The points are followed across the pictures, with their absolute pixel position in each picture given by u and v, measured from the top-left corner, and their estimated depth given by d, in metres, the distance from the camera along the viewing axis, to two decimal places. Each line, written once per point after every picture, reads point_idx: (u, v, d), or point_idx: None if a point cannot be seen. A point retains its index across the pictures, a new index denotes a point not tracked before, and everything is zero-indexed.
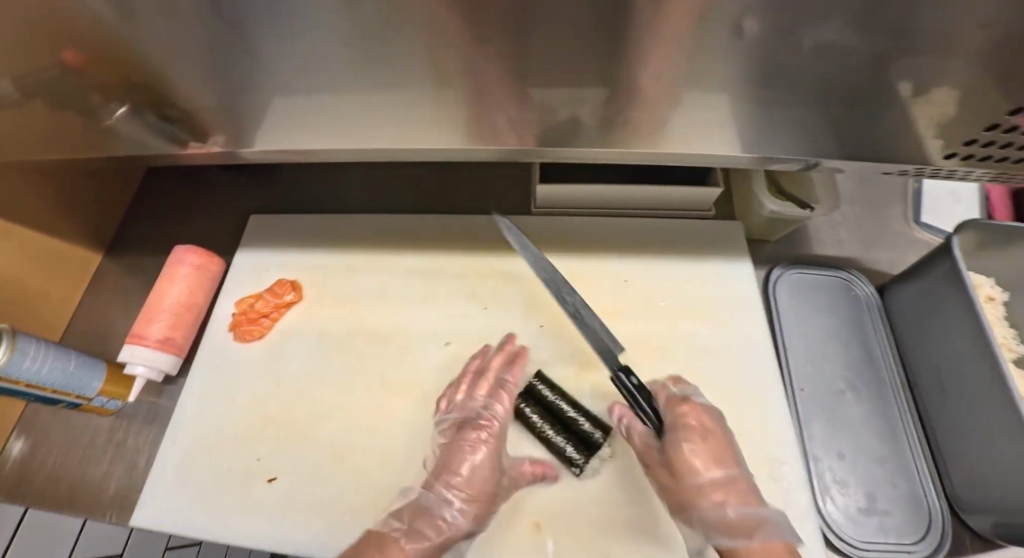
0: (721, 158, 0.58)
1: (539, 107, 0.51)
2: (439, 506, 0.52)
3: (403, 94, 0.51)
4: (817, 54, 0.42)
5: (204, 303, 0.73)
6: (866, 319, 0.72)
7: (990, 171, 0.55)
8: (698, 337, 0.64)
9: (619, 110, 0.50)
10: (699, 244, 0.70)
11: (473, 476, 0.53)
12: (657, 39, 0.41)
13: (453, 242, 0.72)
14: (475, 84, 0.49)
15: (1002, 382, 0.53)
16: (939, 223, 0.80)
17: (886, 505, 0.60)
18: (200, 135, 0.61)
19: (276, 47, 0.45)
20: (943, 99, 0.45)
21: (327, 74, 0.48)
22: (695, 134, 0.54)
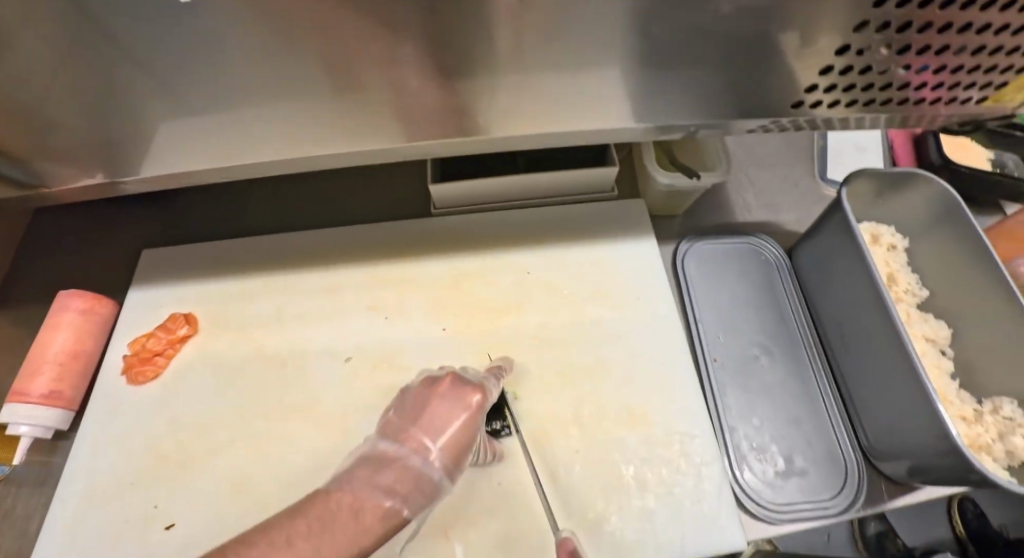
0: (599, 131, 0.55)
1: (421, 100, 0.49)
2: (380, 493, 0.45)
3: (290, 93, 0.48)
4: (702, 8, 0.41)
5: (95, 349, 0.69)
6: (777, 279, 0.70)
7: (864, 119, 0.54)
8: (602, 323, 0.63)
9: (504, 95, 0.49)
10: (600, 228, 0.69)
11: (429, 463, 0.48)
12: (529, 15, 0.40)
13: (353, 253, 0.70)
14: (350, 78, 0.46)
15: (898, 333, 0.54)
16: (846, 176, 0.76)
17: (804, 464, 0.61)
18: (79, 167, 0.57)
19: (137, 43, 0.42)
20: (828, 45, 0.45)
21: (194, 73, 0.45)
22: (578, 108, 0.51)
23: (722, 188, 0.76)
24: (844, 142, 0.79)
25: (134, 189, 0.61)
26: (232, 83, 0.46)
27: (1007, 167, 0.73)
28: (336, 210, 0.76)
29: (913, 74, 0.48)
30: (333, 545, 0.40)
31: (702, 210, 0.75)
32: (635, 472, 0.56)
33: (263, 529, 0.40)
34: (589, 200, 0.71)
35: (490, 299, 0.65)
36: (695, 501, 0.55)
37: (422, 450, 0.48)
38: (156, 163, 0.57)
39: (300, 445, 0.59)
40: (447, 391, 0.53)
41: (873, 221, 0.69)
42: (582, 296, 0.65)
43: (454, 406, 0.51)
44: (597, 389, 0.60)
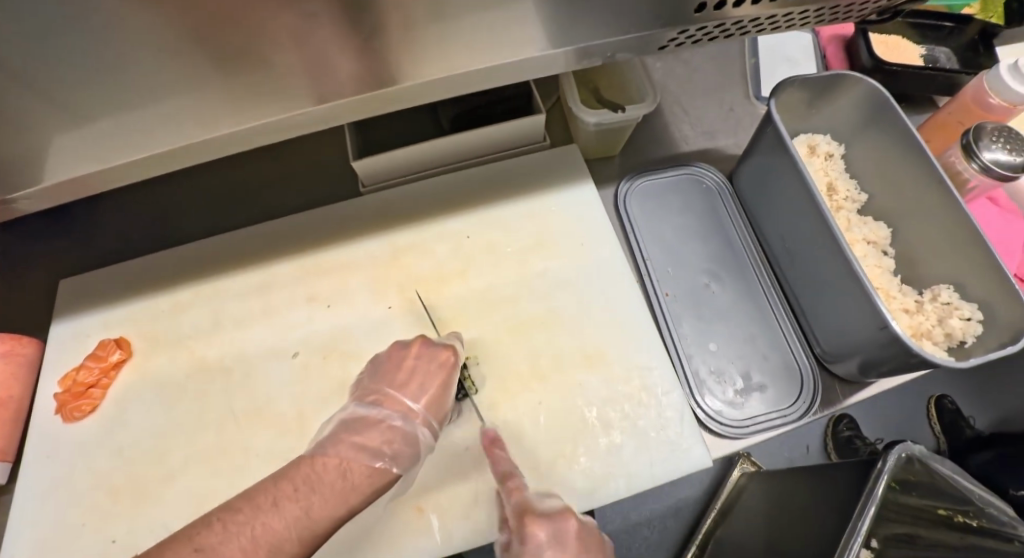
0: (515, 63, 0.53)
1: (324, 59, 0.47)
2: (366, 456, 0.46)
3: (180, 73, 0.44)
4: None
5: (25, 393, 0.64)
6: (720, 205, 0.70)
7: (771, 15, 0.54)
8: (549, 274, 0.62)
9: (410, 40, 0.47)
10: (535, 180, 0.67)
11: (410, 423, 0.49)
12: None
13: (284, 246, 0.66)
14: (243, 47, 0.43)
15: (835, 235, 0.55)
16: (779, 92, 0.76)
17: (762, 378, 0.62)
18: None
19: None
20: None
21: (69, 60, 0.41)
22: (491, 40, 0.50)
23: (658, 121, 0.74)
24: (775, 58, 0.79)
25: (34, 205, 0.57)
26: (100, 68, 0.42)
27: (938, 62, 0.75)
28: (263, 203, 0.72)
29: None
30: (321, 506, 0.41)
31: (636, 146, 0.73)
32: (599, 413, 0.56)
33: (247, 493, 0.42)
34: (522, 152, 0.69)
35: (431, 271, 0.63)
36: (661, 430, 0.55)
37: (400, 414, 0.50)
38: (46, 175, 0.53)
39: (257, 451, 0.57)
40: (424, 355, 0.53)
41: (811, 132, 0.69)
42: (525, 250, 0.63)
43: (428, 369, 0.52)
44: (555, 341, 0.59)
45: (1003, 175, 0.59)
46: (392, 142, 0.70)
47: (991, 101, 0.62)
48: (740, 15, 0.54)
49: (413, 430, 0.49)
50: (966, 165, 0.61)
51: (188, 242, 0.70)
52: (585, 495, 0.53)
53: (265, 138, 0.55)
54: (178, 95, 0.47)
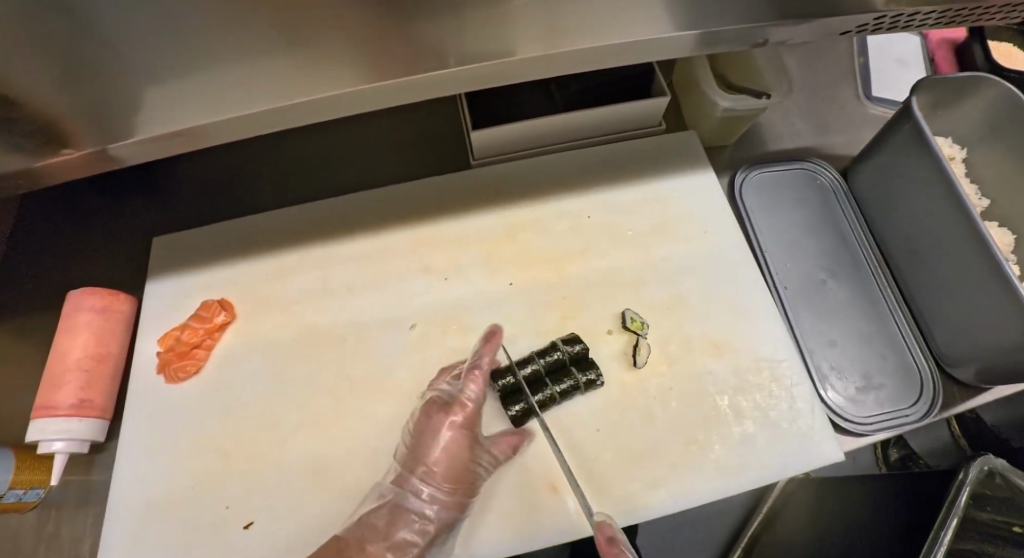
0: (656, 49, 0.51)
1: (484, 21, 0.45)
2: (415, 494, 0.48)
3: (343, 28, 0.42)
4: None
5: (118, 351, 0.62)
6: (835, 201, 0.69)
7: (931, 9, 0.53)
8: (671, 259, 0.61)
9: None
10: (654, 163, 0.66)
11: (451, 462, 0.49)
12: None
13: (392, 215, 0.64)
14: None
15: (982, 235, 0.53)
16: (890, 93, 0.76)
17: (881, 378, 0.61)
18: None
19: None
20: None
21: None
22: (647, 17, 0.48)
23: (769, 114, 0.74)
24: (885, 60, 0.78)
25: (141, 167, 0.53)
26: None
27: None
28: (366, 173, 0.70)
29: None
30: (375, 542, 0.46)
31: (747, 138, 0.72)
32: (730, 402, 0.54)
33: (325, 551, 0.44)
34: (638, 136, 0.68)
35: (551, 248, 0.61)
36: (791, 422, 0.54)
37: (444, 453, 0.50)
38: None
39: (376, 421, 0.55)
40: (437, 395, 0.52)
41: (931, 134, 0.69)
42: (647, 234, 0.62)
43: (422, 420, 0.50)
44: (680, 326, 0.57)
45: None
46: (506, 114, 0.67)
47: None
48: (902, 7, 0.52)
49: (451, 467, 0.49)
50: None
51: (286, 207, 0.68)
52: (719, 484, 0.51)
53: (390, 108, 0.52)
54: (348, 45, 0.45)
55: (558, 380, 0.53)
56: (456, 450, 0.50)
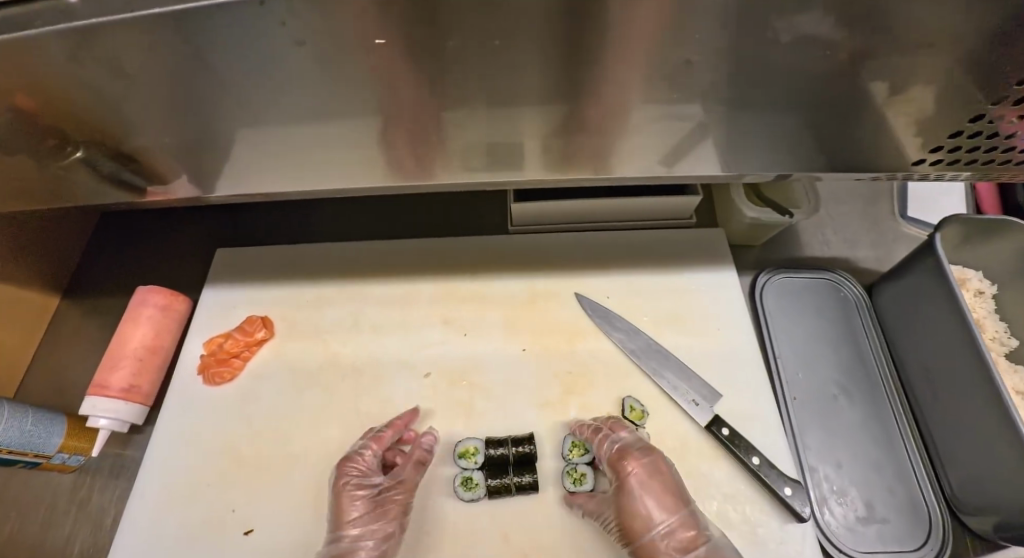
0: (690, 155, 0.54)
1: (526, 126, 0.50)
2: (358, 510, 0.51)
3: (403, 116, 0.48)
4: (826, 49, 0.41)
5: (169, 346, 0.69)
6: (857, 317, 0.69)
7: (967, 174, 0.56)
8: (681, 353, 0.62)
9: (610, 123, 0.49)
10: (679, 255, 0.68)
11: (397, 491, 0.53)
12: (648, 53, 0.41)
13: (427, 265, 0.70)
14: (472, 102, 0.46)
15: (995, 383, 0.52)
16: (926, 216, 0.77)
17: (884, 511, 0.58)
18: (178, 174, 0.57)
19: (254, 71, 0.42)
20: (920, 97, 0.46)
21: (310, 99, 0.45)
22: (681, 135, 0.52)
23: (800, 223, 0.76)
24: (928, 186, 0.79)
25: (213, 195, 0.60)
26: (331, 104, 0.46)
27: None
28: (411, 221, 0.76)
29: None
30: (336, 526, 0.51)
31: (775, 242, 0.74)
32: (717, 511, 0.54)
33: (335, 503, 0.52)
34: (668, 226, 0.71)
35: (565, 322, 0.64)
36: (779, 542, 0.52)
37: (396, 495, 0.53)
38: (243, 173, 0.57)
39: None
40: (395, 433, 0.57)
41: (961, 265, 0.68)
42: (661, 323, 0.64)
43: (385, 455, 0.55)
44: (677, 420, 0.58)
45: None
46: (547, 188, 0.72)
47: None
48: (935, 171, 0.56)
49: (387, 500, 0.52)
50: None
51: (336, 241, 0.75)
52: None
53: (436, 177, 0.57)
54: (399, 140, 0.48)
55: (580, 453, 0.56)
56: (398, 487, 0.53)
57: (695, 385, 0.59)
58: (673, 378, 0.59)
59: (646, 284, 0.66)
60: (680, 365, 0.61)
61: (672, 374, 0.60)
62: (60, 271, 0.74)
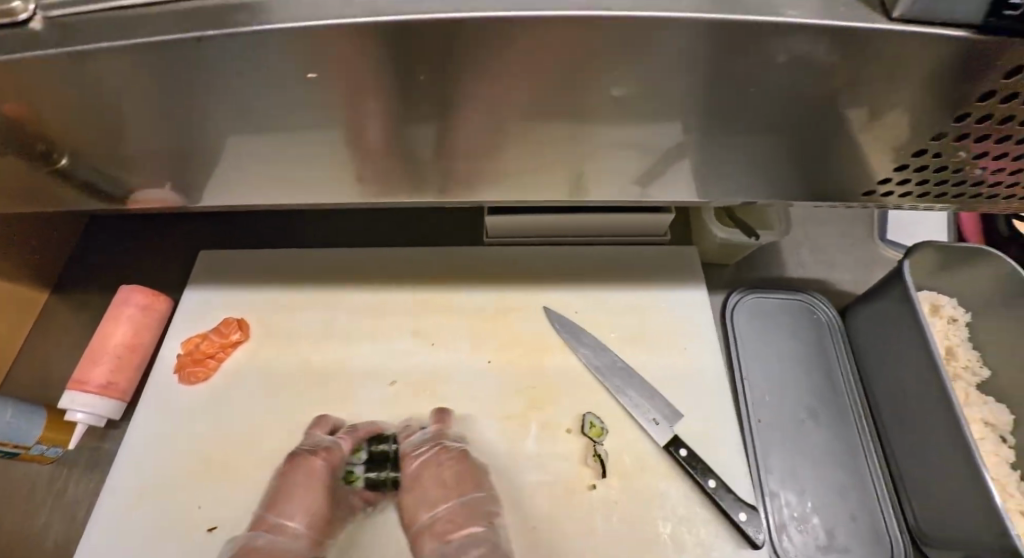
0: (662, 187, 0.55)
1: None
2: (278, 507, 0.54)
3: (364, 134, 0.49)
4: (780, 87, 0.40)
5: (149, 342, 0.71)
6: (829, 340, 0.68)
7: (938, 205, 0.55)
8: (645, 371, 0.62)
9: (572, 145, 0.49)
10: (650, 272, 0.69)
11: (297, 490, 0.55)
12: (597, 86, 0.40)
13: (401, 274, 0.71)
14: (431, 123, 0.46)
15: (957, 417, 0.51)
16: (906, 240, 0.76)
17: (846, 541, 0.57)
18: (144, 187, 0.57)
19: (203, 92, 0.42)
20: (895, 125, 0.43)
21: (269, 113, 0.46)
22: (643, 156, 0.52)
23: (778, 243, 0.76)
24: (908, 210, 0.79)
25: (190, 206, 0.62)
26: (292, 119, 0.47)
27: None
28: (392, 230, 0.78)
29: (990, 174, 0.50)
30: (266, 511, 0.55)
31: (752, 262, 0.74)
32: (671, 534, 0.54)
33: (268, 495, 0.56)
34: (642, 243, 0.71)
35: (532, 336, 0.65)
36: None
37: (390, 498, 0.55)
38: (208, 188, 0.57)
39: None
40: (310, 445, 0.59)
41: (935, 291, 0.68)
42: (628, 340, 0.64)
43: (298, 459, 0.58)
44: (637, 438, 0.59)
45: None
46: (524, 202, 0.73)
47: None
48: (911, 204, 0.55)
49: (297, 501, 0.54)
50: None
51: (317, 247, 0.76)
52: None
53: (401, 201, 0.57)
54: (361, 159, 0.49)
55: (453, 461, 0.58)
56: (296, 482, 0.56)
57: (657, 402, 0.59)
58: (635, 395, 0.60)
59: (617, 299, 0.66)
60: (644, 382, 0.61)
61: (635, 391, 0.60)
62: (51, 267, 0.76)
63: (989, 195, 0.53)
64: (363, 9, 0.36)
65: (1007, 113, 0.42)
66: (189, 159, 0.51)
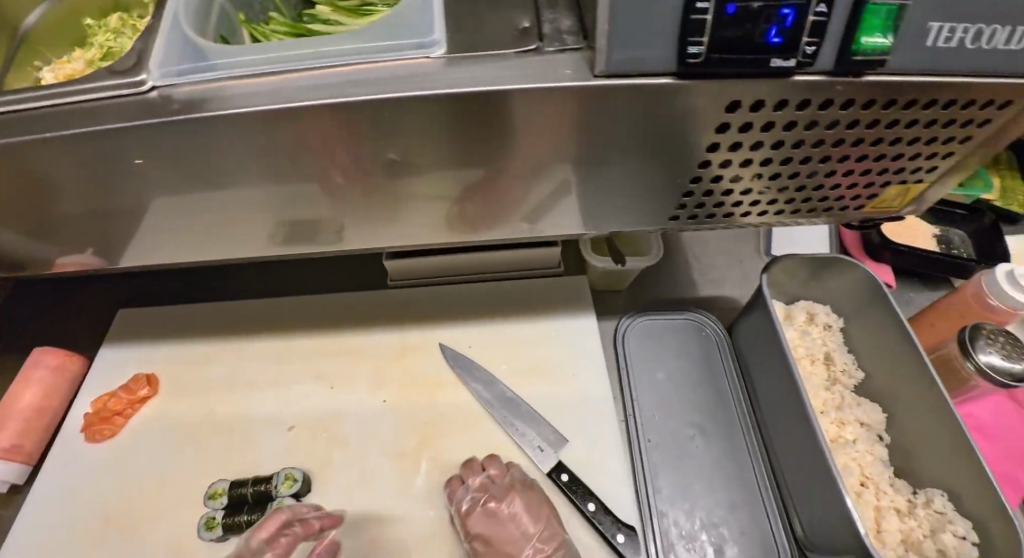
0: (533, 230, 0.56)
1: None
2: None
3: None
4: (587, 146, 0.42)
5: (58, 405, 0.71)
6: (718, 356, 0.70)
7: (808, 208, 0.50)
8: (534, 401, 0.64)
9: None
10: (543, 304, 0.72)
11: None
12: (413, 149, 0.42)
13: (307, 321, 0.73)
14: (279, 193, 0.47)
15: (811, 429, 0.54)
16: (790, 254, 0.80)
17: (734, 556, 0.57)
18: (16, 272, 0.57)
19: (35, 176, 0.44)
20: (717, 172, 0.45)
21: None
22: None
23: (671, 266, 0.80)
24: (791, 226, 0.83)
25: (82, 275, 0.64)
26: None
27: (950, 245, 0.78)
28: (303, 278, 0.80)
29: (848, 168, 0.45)
30: None
31: (646, 286, 0.78)
32: None
33: None
34: (537, 276, 0.75)
35: (429, 374, 0.67)
36: None
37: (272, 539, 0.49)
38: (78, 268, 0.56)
39: None
40: None
41: (812, 300, 0.71)
42: (519, 371, 0.66)
43: None
44: (525, 466, 0.60)
45: (1003, 383, 0.56)
46: None
47: (989, 301, 0.60)
48: (780, 218, 0.52)
49: None
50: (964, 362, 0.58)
51: (229, 299, 0.79)
52: None
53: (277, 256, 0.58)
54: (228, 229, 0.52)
55: (289, 485, 0.59)
56: None
57: (545, 428, 0.62)
58: (525, 425, 0.62)
59: (510, 331, 0.69)
60: (536, 412, 0.63)
61: (525, 420, 0.62)
62: None
63: (849, 197, 0.49)
64: (185, 101, 0.40)
65: (788, 120, 0.40)
66: (89, 246, 0.53)
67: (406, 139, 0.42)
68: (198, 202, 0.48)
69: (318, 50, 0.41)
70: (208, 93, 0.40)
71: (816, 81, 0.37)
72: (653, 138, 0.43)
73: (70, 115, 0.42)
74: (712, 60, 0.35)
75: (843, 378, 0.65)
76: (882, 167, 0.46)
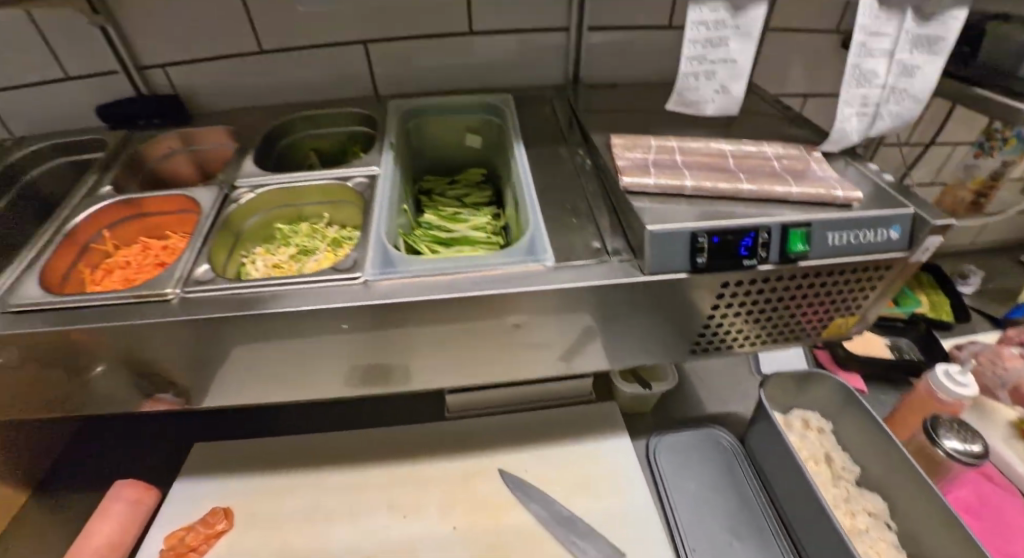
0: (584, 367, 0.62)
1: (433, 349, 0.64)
2: None
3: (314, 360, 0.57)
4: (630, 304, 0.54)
5: (130, 540, 0.73)
6: (737, 465, 0.82)
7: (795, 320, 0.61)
8: (588, 515, 0.73)
9: None
10: (585, 428, 0.84)
11: None
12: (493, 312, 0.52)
13: (376, 452, 0.82)
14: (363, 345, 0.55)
15: (832, 523, 0.65)
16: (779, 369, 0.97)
17: None
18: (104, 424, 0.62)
19: (178, 343, 0.53)
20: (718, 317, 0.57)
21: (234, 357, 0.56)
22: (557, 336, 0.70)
23: (683, 387, 0.95)
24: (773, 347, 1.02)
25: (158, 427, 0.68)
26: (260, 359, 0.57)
27: (902, 350, 0.98)
28: (368, 414, 0.91)
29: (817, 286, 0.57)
30: None
31: (665, 406, 0.92)
32: None
33: None
34: (576, 404, 0.88)
35: (492, 497, 0.75)
36: None
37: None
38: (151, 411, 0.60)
39: None
40: None
41: (803, 408, 0.86)
42: (572, 489, 0.76)
43: None
44: None
45: (969, 462, 0.70)
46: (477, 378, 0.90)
47: (942, 397, 0.75)
48: (777, 335, 0.63)
49: None
50: (936, 448, 0.72)
51: (298, 435, 0.87)
52: None
53: (334, 395, 0.60)
54: (322, 370, 0.57)
55: None
56: None
57: (606, 546, 0.69)
58: (588, 544, 0.70)
59: (559, 452, 0.81)
60: (591, 527, 0.72)
61: (583, 534, 0.71)
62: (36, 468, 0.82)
63: (825, 310, 0.61)
64: (319, 293, 0.51)
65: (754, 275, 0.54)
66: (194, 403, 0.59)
67: (505, 307, 0.52)
68: (302, 360, 0.55)
69: (444, 263, 0.54)
70: (336, 291, 0.51)
71: (771, 275, 0.54)
72: (693, 313, 0.57)
73: (269, 296, 0.52)
74: (713, 259, 0.51)
75: (847, 474, 0.78)
76: (826, 321, 0.62)
